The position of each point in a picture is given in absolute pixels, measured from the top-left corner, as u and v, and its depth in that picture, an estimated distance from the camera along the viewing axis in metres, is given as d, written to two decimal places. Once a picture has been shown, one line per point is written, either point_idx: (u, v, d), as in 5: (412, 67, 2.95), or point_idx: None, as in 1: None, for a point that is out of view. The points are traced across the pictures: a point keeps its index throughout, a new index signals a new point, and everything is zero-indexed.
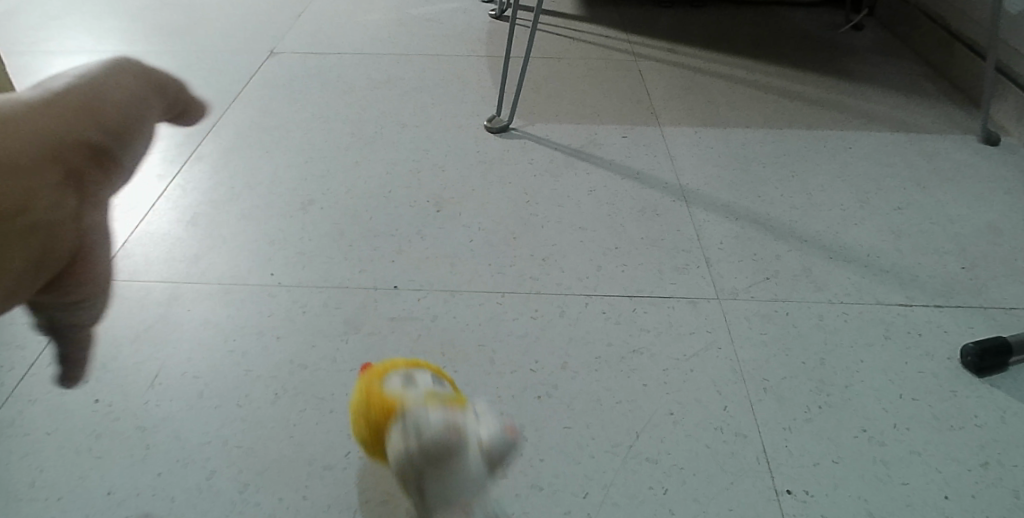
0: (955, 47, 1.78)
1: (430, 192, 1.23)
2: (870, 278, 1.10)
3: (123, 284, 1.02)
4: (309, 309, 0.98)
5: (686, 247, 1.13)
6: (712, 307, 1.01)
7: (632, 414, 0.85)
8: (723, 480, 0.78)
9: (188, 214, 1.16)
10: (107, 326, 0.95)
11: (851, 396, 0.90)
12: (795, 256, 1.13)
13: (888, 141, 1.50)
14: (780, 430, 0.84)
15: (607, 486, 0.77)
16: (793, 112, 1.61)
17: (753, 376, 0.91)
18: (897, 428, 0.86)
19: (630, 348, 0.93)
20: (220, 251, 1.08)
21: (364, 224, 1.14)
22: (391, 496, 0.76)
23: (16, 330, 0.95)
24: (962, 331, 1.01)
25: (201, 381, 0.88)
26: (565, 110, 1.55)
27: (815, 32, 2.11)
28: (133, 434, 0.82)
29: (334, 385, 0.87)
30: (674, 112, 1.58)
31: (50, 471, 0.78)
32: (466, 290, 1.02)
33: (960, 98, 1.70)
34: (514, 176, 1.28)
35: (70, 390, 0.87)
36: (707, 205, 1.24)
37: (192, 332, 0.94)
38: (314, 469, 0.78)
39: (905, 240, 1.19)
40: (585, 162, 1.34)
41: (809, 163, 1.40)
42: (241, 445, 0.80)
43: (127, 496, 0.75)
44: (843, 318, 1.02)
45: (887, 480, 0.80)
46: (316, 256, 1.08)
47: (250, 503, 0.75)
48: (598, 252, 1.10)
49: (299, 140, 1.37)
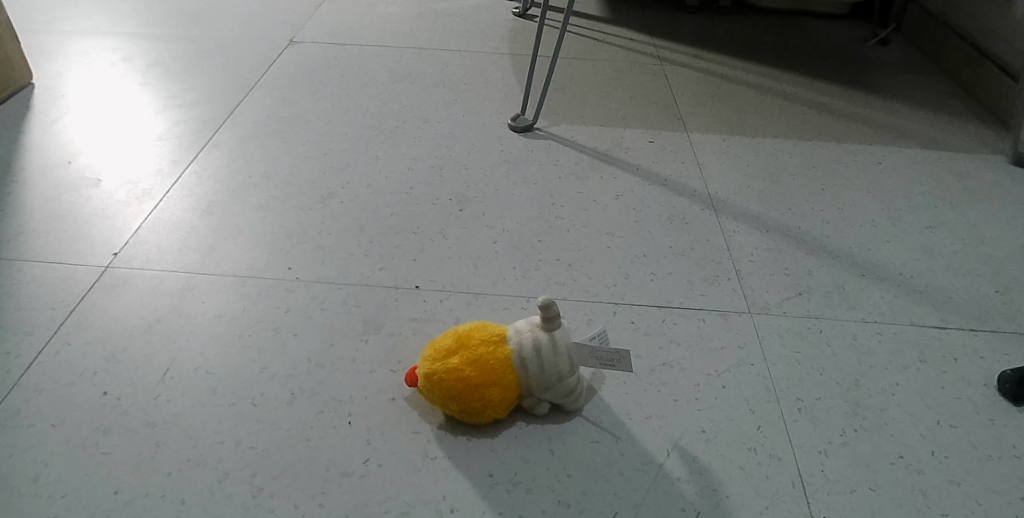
0: (984, 66, 1.73)
1: (452, 190, 1.19)
2: (905, 298, 1.06)
3: (135, 272, 0.99)
4: (327, 306, 0.95)
5: (716, 258, 1.09)
6: (743, 321, 0.97)
7: (663, 430, 0.81)
8: (758, 504, 0.75)
9: (203, 202, 1.13)
10: (119, 315, 0.92)
11: (887, 420, 0.85)
12: (827, 271, 1.09)
13: (918, 158, 1.46)
14: (815, 454, 0.80)
15: (638, 506, 0.73)
16: (822, 124, 1.57)
17: (786, 395, 0.87)
18: (936, 455, 0.82)
19: (659, 361, 0.90)
20: (236, 242, 1.05)
21: (384, 220, 1.11)
22: (411, 507, 0.72)
23: (23, 317, 0.92)
24: (998, 357, 0.96)
25: (213, 377, 0.84)
26: (589, 112, 1.52)
27: (842, 44, 2.07)
28: (142, 430, 0.79)
29: (352, 387, 0.84)
30: (701, 119, 1.54)
31: (54, 466, 0.75)
32: (489, 293, 0.98)
33: (988, 117, 1.66)
34: (538, 177, 1.25)
35: (78, 381, 0.84)
36: (737, 215, 1.20)
37: (206, 326, 0.91)
38: (331, 476, 0.75)
39: (938, 260, 1.15)
40: (611, 166, 1.30)
41: (840, 177, 1.36)
42: (254, 447, 0.77)
43: (135, 496, 0.73)
44: (878, 338, 0.97)
45: (927, 510, 0.76)
46: (335, 251, 1.04)
47: (263, 509, 0.72)
48: (625, 259, 1.07)
49: (319, 132, 1.34)
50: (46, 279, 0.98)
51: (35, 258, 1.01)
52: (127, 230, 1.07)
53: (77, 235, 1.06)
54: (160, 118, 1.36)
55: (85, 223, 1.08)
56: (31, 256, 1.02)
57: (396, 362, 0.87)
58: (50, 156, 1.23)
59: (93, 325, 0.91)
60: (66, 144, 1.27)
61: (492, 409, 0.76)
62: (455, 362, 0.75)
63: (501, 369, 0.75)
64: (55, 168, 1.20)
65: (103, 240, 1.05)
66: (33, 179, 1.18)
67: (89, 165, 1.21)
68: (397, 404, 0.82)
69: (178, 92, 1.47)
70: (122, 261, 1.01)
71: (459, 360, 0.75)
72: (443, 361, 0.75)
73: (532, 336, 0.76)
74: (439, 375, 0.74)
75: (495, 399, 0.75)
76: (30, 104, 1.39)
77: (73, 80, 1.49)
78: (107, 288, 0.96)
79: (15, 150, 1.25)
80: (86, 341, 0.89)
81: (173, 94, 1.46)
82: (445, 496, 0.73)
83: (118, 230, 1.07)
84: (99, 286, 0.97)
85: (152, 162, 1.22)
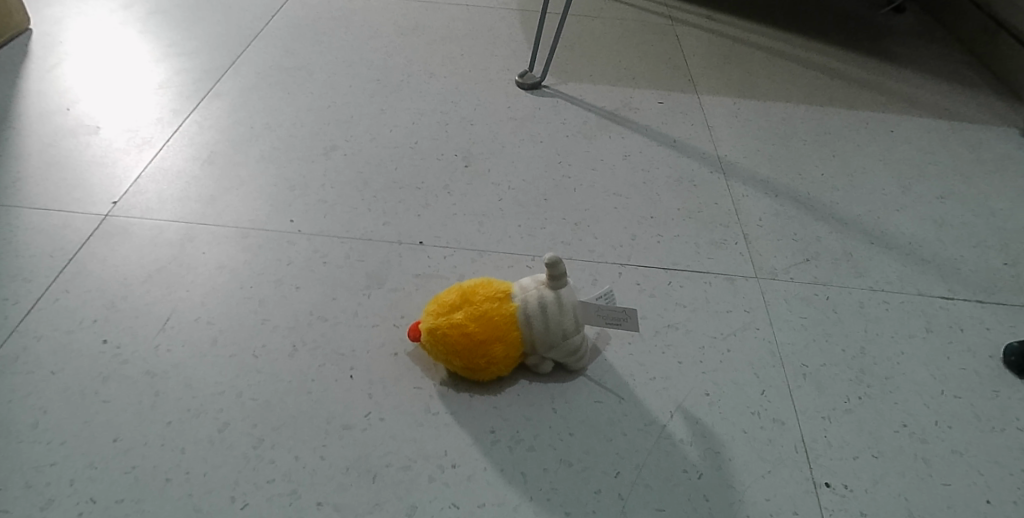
0: (999, 38, 1.67)
1: (457, 146, 1.17)
2: (913, 267, 1.03)
3: (135, 221, 0.97)
4: (329, 260, 0.93)
5: (724, 222, 1.07)
6: (749, 285, 0.96)
7: (667, 392, 0.81)
8: (761, 468, 0.75)
9: (204, 152, 1.11)
10: (118, 264, 0.91)
11: (891, 388, 0.84)
12: (836, 238, 1.07)
13: (930, 127, 1.40)
14: (819, 420, 0.80)
15: (640, 467, 0.73)
16: (836, 89, 1.52)
17: (791, 361, 0.86)
18: (939, 425, 0.81)
19: (664, 322, 0.89)
20: (237, 193, 1.03)
21: (388, 175, 1.09)
22: (412, 462, 0.72)
23: (21, 263, 0.91)
24: (1005, 329, 0.94)
25: (214, 328, 0.84)
26: (598, 71, 1.48)
27: (856, 10, 1.99)
28: (142, 379, 0.78)
29: (355, 341, 0.83)
30: (712, 81, 1.49)
31: (53, 413, 0.75)
32: (494, 252, 0.97)
33: (1002, 89, 1.60)
34: (545, 135, 1.22)
35: (77, 329, 0.83)
36: (746, 178, 1.18)
37: (207, 276, 0.90)
38: (332, 428, 0.74)
39: (948, 231, 1.11)
40: (620, 126, 1.27)
41: (851, 144, 1.31)
42: (255, 398, 0.77)
43: (134, 445, 0.72)
44: (885, 306, 0.96)
45: (928, 479, 0.76)
46: (338, 205, 1.03)
47: (264, 460, 0.72)
48: (632, 221, 1.05)
49: (322, 84, 1.31)
50: (44, 227, 0.96)
51: (33, 205, 1.00)
52: (126, 178, 1.05)
53: (75, 183, 1.04)
54: (160, 66, 1.33)
55: (84, 171, 1.06)
56: (29, 203, 1.00)
57: (400, 317, 0.86)
58: (48, 103, 1.20)
59: (92, 273, 0.90)
60: (64, 91, 1.24)
61: (495, 366, 0.75)
62: (460, 317, 0.74)
63: (505, 326, 0.74)
64: (53, 114, 1.18)
65: (102, 188, 1.03)
66: (31, 125, 1.15)
67: (88, 112, 1.19)
68: (399, 359, 0.82)
69: (178, 40, 1.43)
70: (121, 210, 0.99)
71: (464, 315, 0.74)
72: (447, 316, 0.74)
73: (538, 293, 0.74)
74: (443, 329, 0.74)
75: (499, 356, 0.75)
76: (28, 49, 1.36)
77: (71, 25, 1.45)
78: (106, 237, 0.95)
79: (12, 95, 1.22)
80: (85, 289, 0.88)
81: (173, 42, 1.42)
82: (447, 452, 0.73)
83: (117, 178, 1.05)
84: (98, 234, 0.95)
85: (153, 110, 1.20)
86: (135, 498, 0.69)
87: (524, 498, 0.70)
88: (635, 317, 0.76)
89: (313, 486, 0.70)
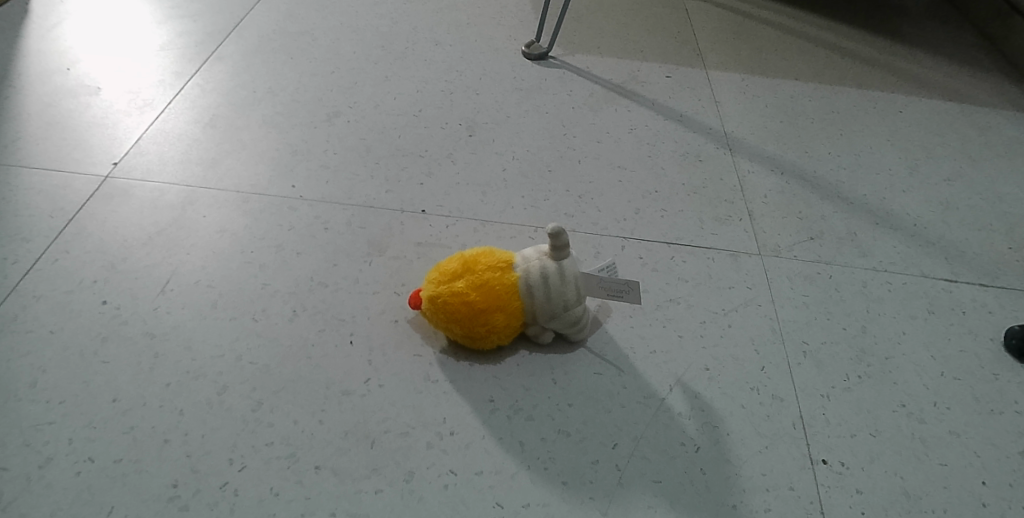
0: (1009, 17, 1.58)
1: (462, 115, 1.16)
2: (918, 248, 1.02)
3: (135, 184, 0.96)
4: (331, 227, 0.93)
5: (728, 198, 1.06)
6: (753, 262, 0.95)
7: (666, 365, 0.81)
8: (759, 443, 0.75)
9: (206, 115, 1.10)
10: (117, 227, 0.90)
11: (891, 368, 0.84)
12: (840, 217, 1.05)
13: (937, 110, 1.35)
14: (817, 397, 0.80)
15: (638, 439, 0.74)
16: (846, 68, 1.47)
17: (792, 338, 0.85)
18: (938, 406, 0.81)
19: (665, 297, 0.88)
20: (238, 156, 1.03)
21: (391, 142, 1.08)
22: (410, 428, 0.72)
23: (21, 223, 0.90)
24: (1007, 313, 0.93)
25: (214, 291, 0.83)
26: (606, 43, 1.44)
27: None
28: (141, 340, 0.78)
29: (355, 308, 0.83)
30: (722, 56, 1.46)
31: (52, 373, 0.75)
32: (497, 222, 0.96)
33: (1014, 70, 1.51)
34: (551, 106, 1.21)
35: (77, 289, 0.83)
36: (752, 154, 1.16)
37: (208, 239, 0.90)
38: (331, 393, 0.75)
39: (953, 213, 1.09)
40: (626, 99, 1.25)
41: (858, 123, 1.28)
42: (254, 362, 0.77)
43: (133, 406, 0.73)
44: (887, 286, 0.95)
45: (925, 459, 0.76)
46: (340, 172, 1.02)
47: (263, 423, 0.72)
48: (636, 194, 1.04)
49: (326, 50, 1.29)
50: (43, 188, 0.95)
51: (32, 165, 0.99)
52: (127, 140, 1.04)
53: (75, 143, 1.03)
54: (161, 28, 1.31)
55: (84, 131, 1.05)
56: (29, 163, 0.99)
57: (400, 285, 0.86)
58: (49, 63, 1.19)
59: (91, 234, 0.89)
60: (64, 51, 1.22)
61: (496, 335, 0.75)
62: (461, 285, 0.73)
63: (506, 295, 0.74)
64: (53, 74, 1.16)
65: (102, 149, 1.02)
66: (31, 85, 1.14)
67: (88, 72, 1.17)
68: (399, 325, 0.81)
69: (181, 2, 1.40)
70: (121, 172, 0.98)
71: (465, 284, 0.73)
72: (448, 284, 0.74)
73: (540, 264, 0.73)
74: (444, 297, 0.73)
75: (499, 325, 0.74)
76: (28, 8, 1.33)
77: None
78: (106, 198, 0.94)
79: (12, 54, 1.20)
80: (84, 250, 0.87)
81: (176, 4, 1.39)
82: (445, 419, 0.73)
83: (117, 140, 1.04)
84: (98, 196, 0.95)
85: (154, 72, 1.18)
86: (134, 458, 0.69)
87: (522, 466, 0.70)
88: (638, 289, 0.72)
89: (311, 450, 0.70)
